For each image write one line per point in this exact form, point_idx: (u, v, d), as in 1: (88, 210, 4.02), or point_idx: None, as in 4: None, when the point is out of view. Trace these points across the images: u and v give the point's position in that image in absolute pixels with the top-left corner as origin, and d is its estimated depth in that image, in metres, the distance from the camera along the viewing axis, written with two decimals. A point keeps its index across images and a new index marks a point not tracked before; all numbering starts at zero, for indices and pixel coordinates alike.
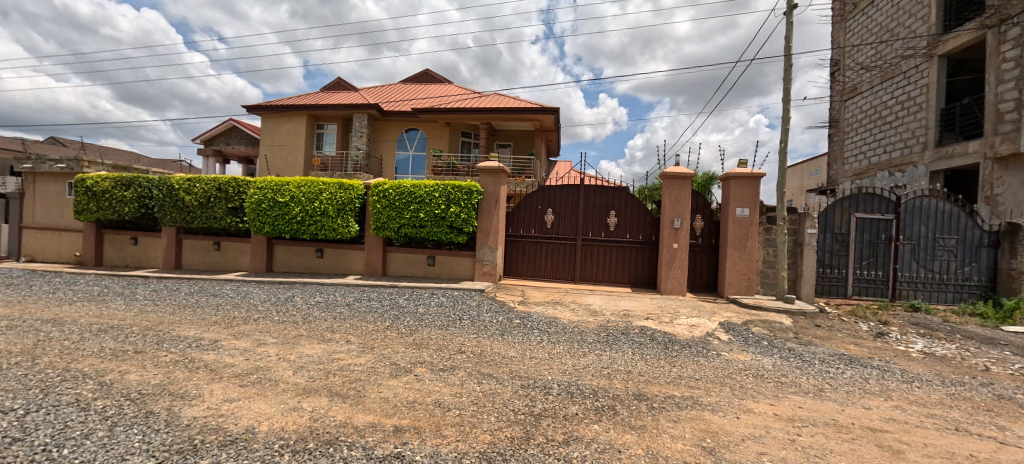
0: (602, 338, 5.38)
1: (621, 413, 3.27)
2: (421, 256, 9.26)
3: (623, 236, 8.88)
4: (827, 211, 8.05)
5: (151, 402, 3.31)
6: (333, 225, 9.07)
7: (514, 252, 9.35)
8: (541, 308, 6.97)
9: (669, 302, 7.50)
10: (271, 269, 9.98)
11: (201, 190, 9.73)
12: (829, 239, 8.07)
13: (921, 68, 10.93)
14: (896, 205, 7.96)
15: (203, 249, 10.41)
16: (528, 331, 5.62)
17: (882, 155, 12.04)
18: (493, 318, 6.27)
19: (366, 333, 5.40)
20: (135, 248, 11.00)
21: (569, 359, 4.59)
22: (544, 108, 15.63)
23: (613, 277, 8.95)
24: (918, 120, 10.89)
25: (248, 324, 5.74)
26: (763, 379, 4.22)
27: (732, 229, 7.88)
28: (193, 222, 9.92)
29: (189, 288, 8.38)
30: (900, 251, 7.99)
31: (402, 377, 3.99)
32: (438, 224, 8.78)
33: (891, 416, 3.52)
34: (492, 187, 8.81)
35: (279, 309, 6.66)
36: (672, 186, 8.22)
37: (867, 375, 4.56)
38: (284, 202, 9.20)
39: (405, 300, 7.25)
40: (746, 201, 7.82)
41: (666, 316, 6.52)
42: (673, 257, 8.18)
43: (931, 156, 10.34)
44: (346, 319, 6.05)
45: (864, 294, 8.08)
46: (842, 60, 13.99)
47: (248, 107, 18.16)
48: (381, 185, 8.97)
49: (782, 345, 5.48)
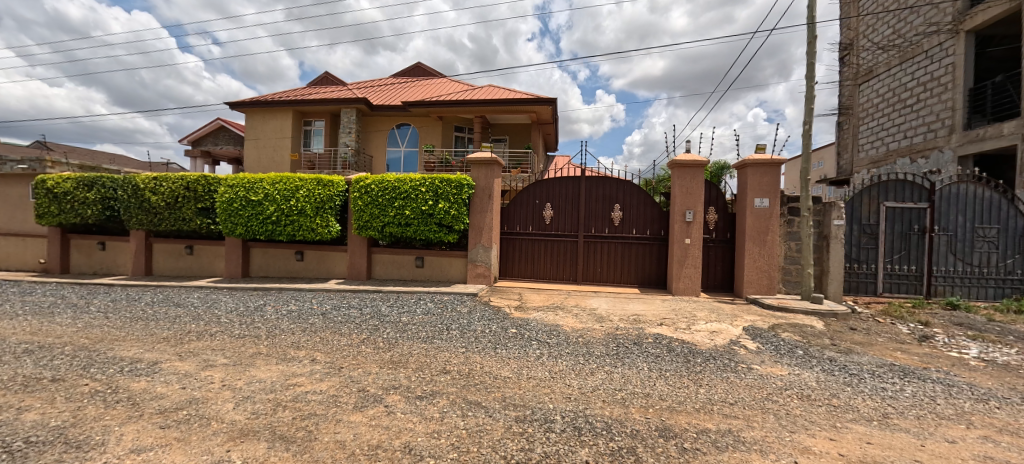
0: (611, 351, 4.59)
1: (645, 461, 2.50)
2: (409, 257, 8.49)
3: (629, 231, 8.11)
4: (853, 201, 7.34)
5: (32, 457, 2.56)
6: (311, 224, 8.24)
7: (510, 251, 8.57)
8: (540, 314, 6.18)
9: (683, 304, 6.75)
10: (248, 275, 9.21)
11: (168, 189, 8.87)
12: (856, 231, 7.33)
13: (945, 45, 9.97)
14: (930, 192, 7.20)
15: (175, 253, 9.65)
16: (525, 344, 4.84)
17: (902, 140, 11.14)
18: (486, 327, 5.50)
19: (337, 349, 4.64)
20: (103, 254, 10.23)
21: (575, 379, 3.83)
22: (541, 99, 14.85)
23: (619, 277, 8.19)
24: (943, 101, 9.94)
25: (202, 340, 4.99)
26: (812, 402, 3.47)
27: (750, 222, 7.11)
28: (160, 225, 9.10)
29: (152, 297, 7.59)
30: (935, 243, 7.24)
31: (369, 409, 3.21)
32: (426, 222, 7.95)
33: (987, 454, 2.76)
34: (485, 180, 8.03)
35: (243, 320, 5.88)
36: (682, 175, 7.45)
37: (932, 392, 3.82)
38: (257, 201, 8.38)
39: (387, 308, 6.48)
40: (764, 191, 7.06)
41: (681, 321, 5.75)
42: (686, 254, 7.42)
43: (958, 140, 9.44)
44: (316, 332, 5.27)
45: (895, 291, 7.34)
46: (856, 41, 13.19)
47: (231, 104, 17.34)
48: (363, 181, 8.17)
49: (820, 354, 4.73)
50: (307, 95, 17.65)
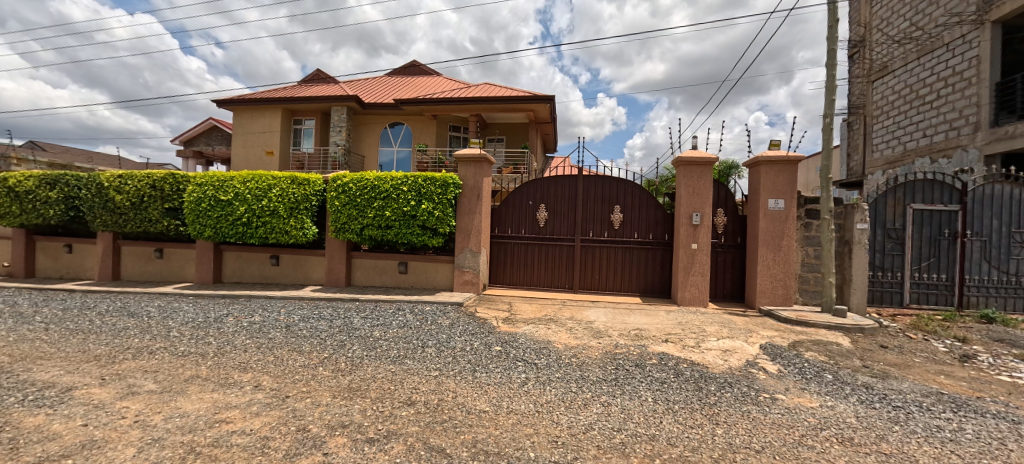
0: (609, 376, 3.92)
1: None
2: (391, 262, 7.84)
3: (630, 235, 7.45)
4: (876, 203, 6.70)
5: None
6: (285, 227, 7.58)
7: (501, 256, 7.92)
8: (530, 328, 5.50)
9: (690, 316, 6.08)
10: (220, 280, 8.56)
11: (133, 188, 8.24)
12: (880, 236, 6.68)
13: (968, 37, 9.31)
14: (962, 193, 6.53)
15: (145, 257, 9.02)
16: (509, 366, 4.16)
17: (921, 138, 10.45)
18: (466, 344, 4.83)
19: (290, 372, 3.97)
20: (70, 258, 9.59)
21: (564, 414, 3.17)
22: (538, 96, 14.20)
23: (619, 286, 7.52)
24: (967, 97, 9.27)
25: (139, 359, 4.34)
26: (859, 449, 2.79)
27: (763, 225, 6.45)
28: (126, 226, 8.47)
29: (107, 306, 6.92)
30: (967, 250, 6.56)
31: (301, 460, 2.54)
32: (409, 224, 7.29)
33: None
34: (472, 179, 7.40)
35: (195, 334, 5.22)
36: (688, 174, 6.79)
37: (999, 432, 3.13)
38: (227, 201, 7.74)
39: (360, 320, 5.80)
40: (780, 192, 6.41)
41: (689, 338, 5.06)
42: (692, 260, 6.75)
43: (984, 137, 8.76)
44: (272, 350, 4.60)
45: (923, 302, 6.67)
46: (869, 36, 12.55)
47: (219, 101, 16.78)
48: (340, 179, 7.53)
49: (853, 379, 4.06)
50: (297, 92, 17.07)
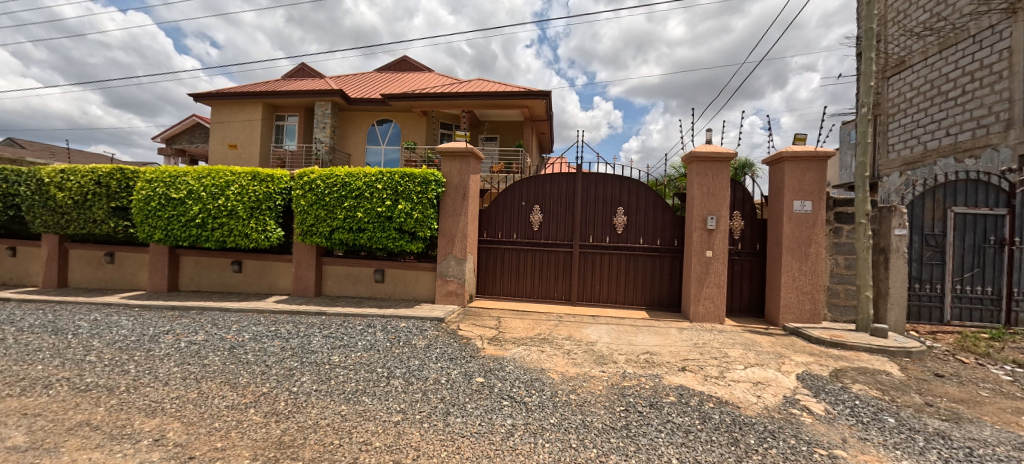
0: (618, 422, 3.09)
1: None
2: (366, 270, 6.97)
3: (635, 241, 6.64)
4: (912, 206, 5.95)
5: None
6: (245, 229, 6.70)
7: (491, 263, 7.08)
8: (521, 350, 4.66)
9: (707, 336, 5.25)
10: (176, 288, 7.63)
11: (75, 184, 7.32)
12: (917, 243, 5.93)
13: (998, 28, 8.65)
14: (1010, 195, 5.76)
15: (94, 262, 8.08)
16: (492, 406, 3.32)
17: (945, 137, 9.75)
18: (443, 373, 3.98)
19: (209, 418, 3.09)
20: (12, 262, 8.62)
21: None
22: (534, 92, 13.42)
23: (623, 298, 6.70)
24: (997, 92, 8.56)
25: (25, 397, 3.42)
26: None
27: (788, 231, 5.66)
28: (68, 228, 7.54)
29: (33, 320, 5.97)
30: (1016, 259, 5.79)
31: None
32: (384, 227, 6.43)
33: None
34: (457, 177, 6.56)
35: (116, 359, 4.31)
36: (701, 171, 5.99)
37: None
38: (179, 199, 6.84)
39: (321, 340, 4.92)
40: (807, 192, 5.62)
41: (710, 366, 4.24)
42: (707, 270, 5.95)
43: (1018, 135, 8.05)
44: (199, 382, 3.71)
45: (966, 318, 5.91)
46: (885, 29, 11.88)
47: (196, 95, 15.82)
48: (308, 175, 6.66)
49: (924, 425, 3.23)
50: (280, 86, 16.16)
